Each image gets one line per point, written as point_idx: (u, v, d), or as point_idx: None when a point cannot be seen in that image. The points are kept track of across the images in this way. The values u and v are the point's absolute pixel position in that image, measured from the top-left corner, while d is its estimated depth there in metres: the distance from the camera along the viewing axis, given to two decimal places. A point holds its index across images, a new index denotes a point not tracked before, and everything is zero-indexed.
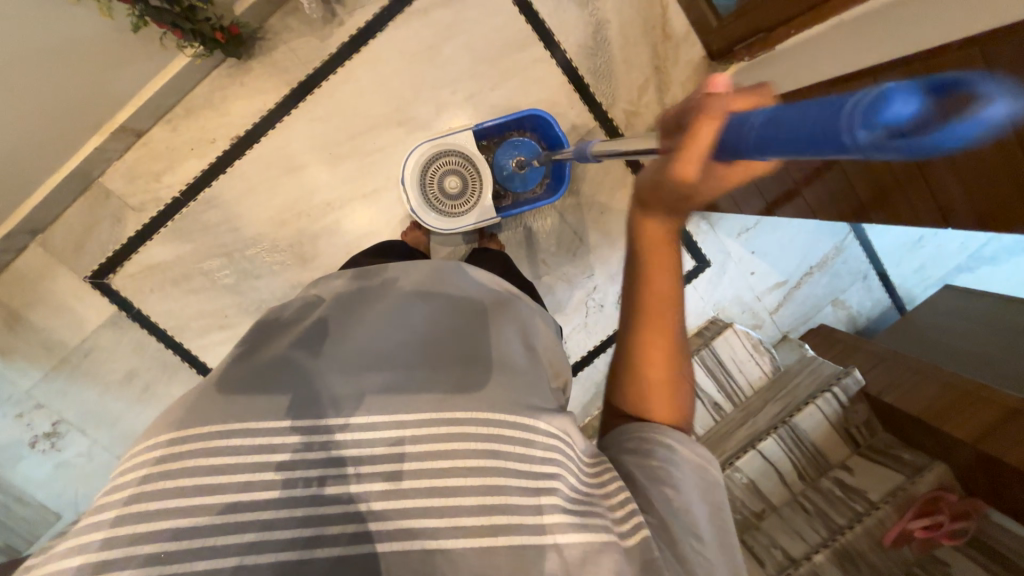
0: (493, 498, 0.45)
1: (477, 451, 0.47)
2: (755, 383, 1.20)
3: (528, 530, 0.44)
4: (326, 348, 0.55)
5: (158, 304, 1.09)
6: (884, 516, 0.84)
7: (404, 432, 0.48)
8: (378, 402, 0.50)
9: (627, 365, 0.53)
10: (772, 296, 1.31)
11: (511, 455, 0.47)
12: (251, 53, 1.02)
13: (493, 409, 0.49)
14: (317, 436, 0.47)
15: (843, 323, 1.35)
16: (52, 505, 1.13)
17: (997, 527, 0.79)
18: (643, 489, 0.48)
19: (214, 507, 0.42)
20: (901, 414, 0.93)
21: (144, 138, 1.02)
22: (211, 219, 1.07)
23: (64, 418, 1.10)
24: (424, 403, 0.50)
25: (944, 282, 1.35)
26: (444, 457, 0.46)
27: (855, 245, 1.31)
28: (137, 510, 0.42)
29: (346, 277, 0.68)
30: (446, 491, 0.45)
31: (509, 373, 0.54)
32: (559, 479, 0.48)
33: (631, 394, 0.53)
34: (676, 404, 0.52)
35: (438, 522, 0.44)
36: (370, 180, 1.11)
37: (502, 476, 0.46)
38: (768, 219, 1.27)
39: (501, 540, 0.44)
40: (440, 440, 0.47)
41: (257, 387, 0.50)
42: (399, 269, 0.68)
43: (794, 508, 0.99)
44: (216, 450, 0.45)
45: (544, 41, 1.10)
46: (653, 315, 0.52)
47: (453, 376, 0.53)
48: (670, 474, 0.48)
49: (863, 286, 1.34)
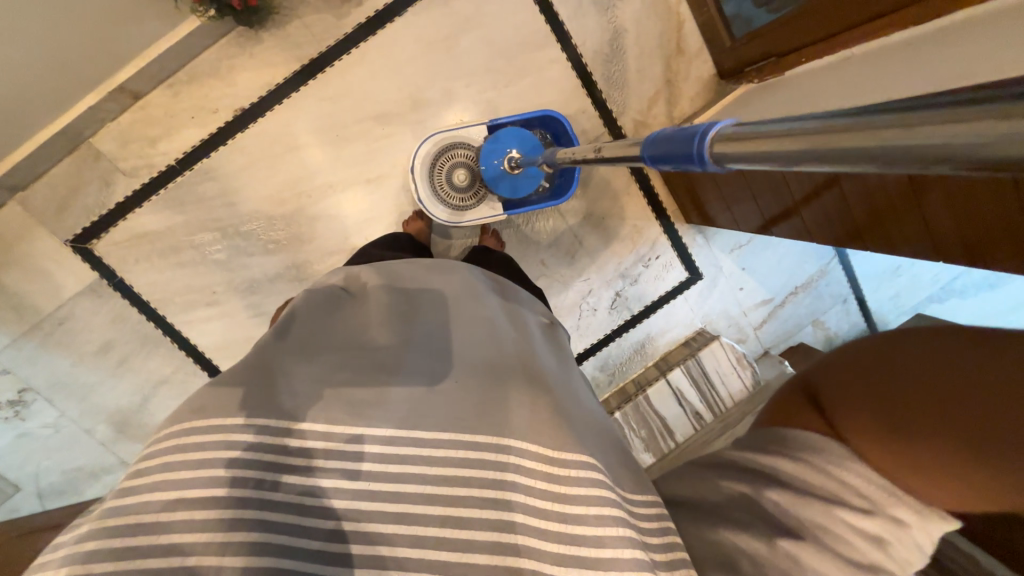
0: (507, 535, 0.48)
1: (493, 481, 0.50)
2: (735, 395, 1.26)
3: (546, 557, 0.48)
4: (355, 354, 0.59)
5: (143, 275, 1.05)
6: None
7: (424, 453, 0.50)
8: (393, 415, 0.53)
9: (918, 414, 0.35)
10: (758, 312, 1.36)
11: (529, 488, 0.51)
12: (264, 25, 0.99)
13: (513, 436, 0.53)
14: (282, 437, 0.48)
15: (820, 343, 1.41)
16: (11, 476, 1.08)
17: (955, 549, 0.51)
18: (786, 542, 0.42)
19: (172, 501, 0.43)
20: None
21: (141, 101, 0.98)
22: (207, 191, 1.03)
23: (31, 386, 1.05)
24: (444, 422, 0.53)
25: (915, 311, 1.41)
26: (463, 484, 0.49)
27: (838, 268, 1.37)
28: (152, 492, 0.43)
29: (374, 275, 0.71)
30: (463, 524, 0.47)
31: (534, 400, 0.58)
32: (575, 503, 0.50)
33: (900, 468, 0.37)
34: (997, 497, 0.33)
35: (445, 555, 0.46)
36: (377, 165, 1.09)
37: (518, 512, 0.49)
38: (760, 238, 1.31)
39: (510, 561, 0.47)
40: (457, 463, 0.51)
41: (261, 381, 0.52)
42: (426, 278, 0.71)
43: None
44: (220, 441, 0.46)
45: (561, 42, 1.11)
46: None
47: (475, 397, 0.56)
48: (850, 550, 0.39)
49: (842, 308, 1.41)
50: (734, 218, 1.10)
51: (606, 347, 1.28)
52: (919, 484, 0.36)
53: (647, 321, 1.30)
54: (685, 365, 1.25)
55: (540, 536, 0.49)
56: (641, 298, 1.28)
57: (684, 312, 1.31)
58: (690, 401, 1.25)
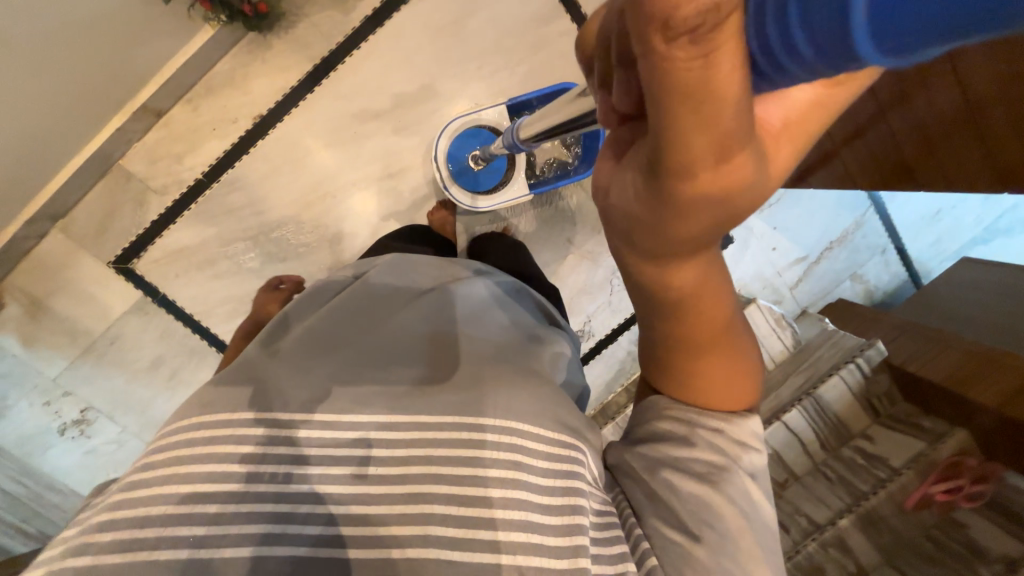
0: (514, 511, 0.46)
1: (501, 461, 0.48)
2: (777, 356, 1.29)
3: (549, 530, 0.46)
4: (353, 348, 0.59)
5: (184, 290, 1.08)
6: (906, 481, 0.95)
7: (431, 433, 0.50)
8: (401, 400, 0.53)
9: (684, 362, 0.42)
10: (793, 271, 1.33)
11: (535, 467, 0.49)
12: (273, 29, 0.99)
13: (518, 418, 0.51)
14: (280, 432, 0.49)
15: (860, 297, 1.38)
16: (84, 491, 1.13)
17: (1012, 488, 0.87)
18: (664, 473, 0.46)
19: (173, 495, 0.45)
20: (926, 384, 1.02)
21: (164, 118, 1.00)
22: (235, 202, 1.05)
23: (92, 405, 1.10)
24: (449, 407, 0.52)
25: (959, 255, 1.38)
26: (466, 463, 0.48)
27: (874, 219, 1.33)
28: (164, 481, 0.46)
29: (379, 266, 0.72)
30: (470, 501, 0.46)
31: (533, 382, 0.55)
32: (579, 478, 0.50)
33: (687, 387, 0.44)
34: (739, 386, 0.44)
35: (454, 531, 0.46)
36: (395, 159, 1.09)
37: (525, 489, 0.47)
38: (791, 193, 1.28)
39: (504, 535, 0.45)
40: (461, 445, 0.49)
41: (284, 377, 0.54)
42: (430, 276, 0.72)
43: (815, 476, 1.12)
44: (221, 437, 0.48)
45: (570, 12, 1.08)
46: (668, 108, 0.19)
47: (478, 381, 0.55)
48: (703, 472, 0.45)
49: (881, 260, 1.37)
50: None
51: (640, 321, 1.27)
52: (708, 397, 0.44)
53: None
54: None
55: (545, 511, 0.47)
56: None
57: None
58: None
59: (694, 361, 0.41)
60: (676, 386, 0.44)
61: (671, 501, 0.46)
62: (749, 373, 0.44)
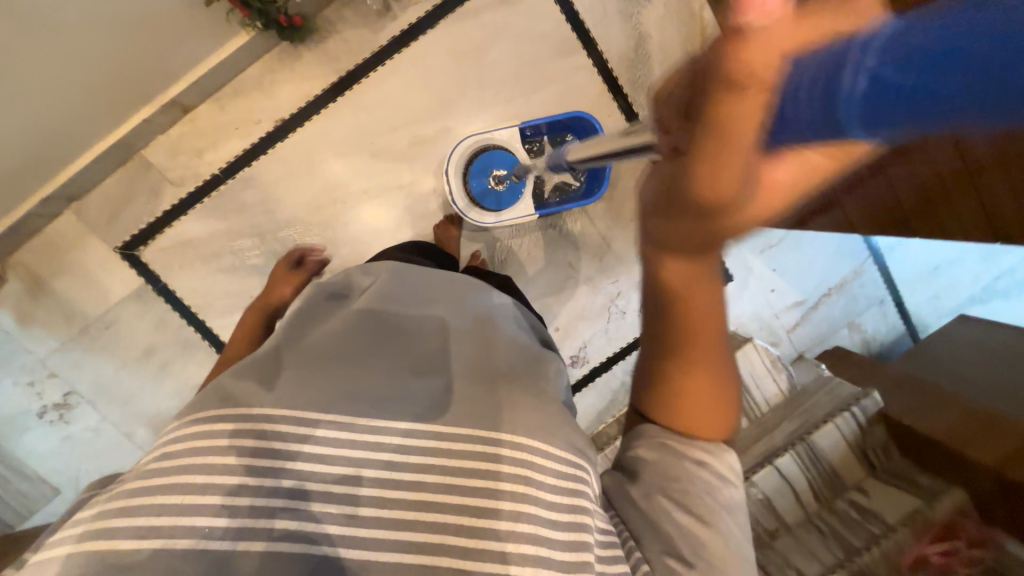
0: (523, 526, 0.44)
1: (511, 475, 0.46)
2: (772, 400, 1.26)
3: (558, 544, 0.44)
4: (365, 359, 0.57)
5: (186, 281, 1.08)
6: (901, 538, 0.91)
7: (442, 447, 0.48)
8: (411, 408, 0.51)
9: (682, 396, 0.44)
10: (790, 315, 1.34)
11: (543, 482, 0.47)
12: (303, 41, 1.04)
13: (528, 433, 0.49)
14: (268, 446, 0.46)
15: (858, 346, 1.38)
16: (53, 480, 1.10)
17: (1013, 557, 0.85)
18: (661, 497, 0.45)
19: (161, 529, 0.40)
20: (922, 438, 1.01)
21: (190, 114, 1.04)
22: (247, 199, 1.08)
23: (76, 390, 1.08)
24: (463, 420, 0.50)
25: (958, 312, 1.38)
26: (475, 475, 0.46)
27: (873, 269, 1.35)
28: (176, 473, 0.43)
29: (383, 275, 0.70)
30: (479, 512, 0.45)
31: (546, 401, 0.54)
32: (587, 494, 0.48)
33: (671, 405, 0.45)
34: (722, 415, 0.45)
35: (465, 542, 0.43)
36: (408, 172, 1.12)
37: (533, 505, 0.45)
38: (792, 237, 1.31)
39: (514, 552, 0.43)
40: (473, 458, 0.47)
41: (296, 381, 0.52)
42: (438, 284, 0.70)
43: (807, 529, 1.08)
44: (209, 460, 0.44)
45: (587, 49, 1.14)
46: (716, 128, 0.35)
47: (494, 398, 0.52)
48: (699, 503, 0.43)
49: (879, 310, 1.38)
50: None
51: (634, 352, 1.26)
52: (691, 422, 0.44)
53: None
54: None
55: (554, 526, 0.45)
56: None
57: None
58: None
59: (683, 376, 0.43)
60: (661, 402, 0.46)
61: (671, 526, 0.44)
62: (728, 412, 0.45)
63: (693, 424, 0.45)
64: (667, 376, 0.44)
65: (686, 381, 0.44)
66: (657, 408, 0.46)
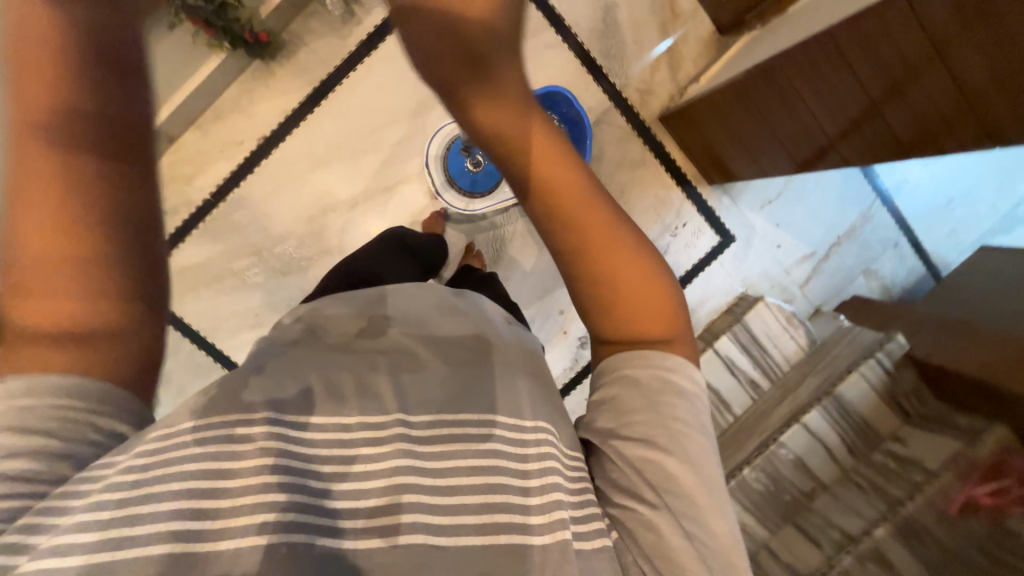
0: (494, 496, 0.42)
1: (478, 449, 0.44)
2: (792, 357, 1.21)
3: (526, 510, 0.42)
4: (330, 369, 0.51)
5: (193, 306, 1.11)
6: (944, 484, 0.87)
7: (457, 443, 0.45)
8: (378, 393, 0.48)
9: (586, 263, 0.45)
10: (801, 269, 1.30)
11: (507, 451, 0.45)
12: (274, 57, 1.06)
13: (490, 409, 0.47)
14: (302, 463, 0.40)
15: (876, 293, 1.33)
16: None
17: None
18: (616, 441, 0.45)
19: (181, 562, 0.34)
20: (954, 377, 0.95)
21: (176, 143, 1.07)
22: (240, 219, 1.10)
23: None
24: (427, 404, 0.48)
25: (979, 245, 1.33)
26: (451, 456, 0.44)
27: (883, 211, 1.30)
28: (152, 483, 0.35)
29: (349, 302, 0.64)
30: (451, 490, 0.42)
31: (517, 379, 0.52)
32: (557, 459, 0.45)
33: (620, 319, 0.46)
34: (662, 303, 0.46)
35: (481, 539, 0.41)
36: (392, 173, 1.13)
37: (501, 475, 0.43)
38: (792, 189, 1.27)
39: (492, 527, 0.41)
40: (445, 440, 0.45)
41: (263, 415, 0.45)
42: (406, 297, 0.64)
43: (845, 485, 1.04)
44: (242, 479, 0.37)
45: (555, 27, 1.14)
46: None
47: (467, 388, 0.50)
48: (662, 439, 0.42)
49: (895, 253, 1.32)
50: (763, 169, 1.06)
51: None
52: (641, 321, 0.46)
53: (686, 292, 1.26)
54: (733, 331, 1.19)
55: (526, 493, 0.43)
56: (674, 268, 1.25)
57: (721, 278, 1.27)
58: (744, 369, 1.21)
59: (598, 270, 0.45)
60: (606, 312, 0.46)
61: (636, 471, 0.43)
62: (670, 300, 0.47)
63: (645, 322, 0.46)
64: (590, 274, 0.45)
65: (607, 273, 0.45)
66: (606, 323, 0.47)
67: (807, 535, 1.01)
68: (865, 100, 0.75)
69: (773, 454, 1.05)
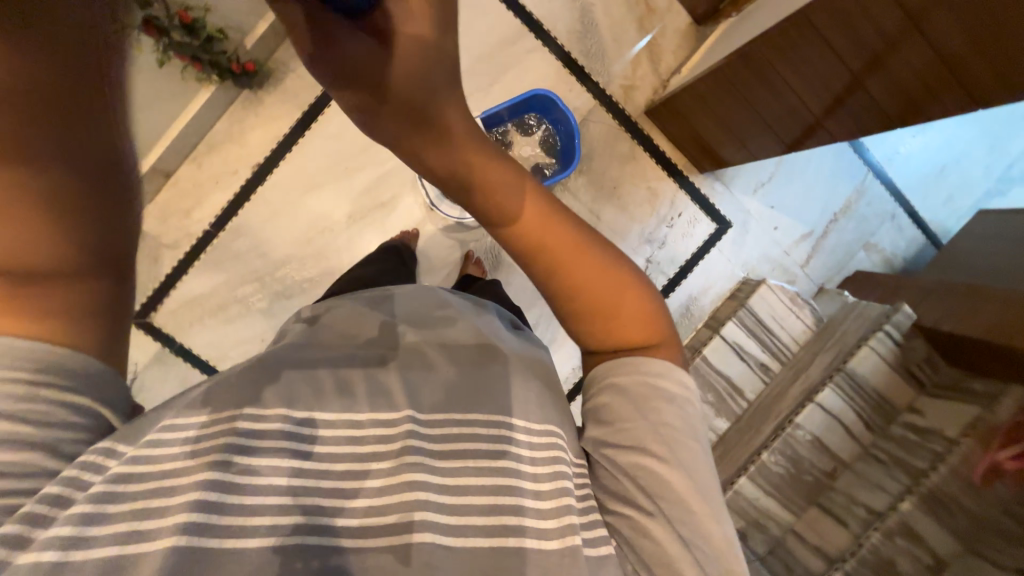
0: (504, 498, 0.43)
1: (487, 450, 0.45)
2: (800, 338, 1.20)
3: (535, 513, 0.43)
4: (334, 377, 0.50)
5: (200, 337, 1.12)
6: (967, 450, 0.86)
7: (469, 445, 0.45)
8: (386, 398, 0.48)
9: (558, 276, 0.47)
10: (801, 249, 1.30)
11: (517, 454, 0.45)
12: (262, 85, 1.08)
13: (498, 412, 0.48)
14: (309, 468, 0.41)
15: (879, 266, 1.33)
16: None
17: None
18: (609, 450, 0.46)
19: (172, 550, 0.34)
20: (967, 342, 0.94)
21: (172, 177, 1.08)
22: (240, 247, 1.11)
23: None
24: (437, 406, 0.48)
25: (977, 209, 1.33)
26: (463, 459, 0.44)
27: (877, 184, 1.30)
28: (154, 477, 0.37)
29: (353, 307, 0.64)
30: (462, 491, 0.43)
31: (525, 379, 0.52)
32: (564, 461, 0.46)
33: (607, 331, 0.48)
34: (642, 307, 0.49)
35: (491, 541, 0.41)
36: (386, 189, 1.14)
37: (512, 477, 0.44)
38: (783, 170, 1.27)
39: (504, 529, 0.42)
40: (455, 441, 0.46)
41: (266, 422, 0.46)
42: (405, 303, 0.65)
43: (866, 461, 1.04)
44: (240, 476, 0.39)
45: (535, 32, 1.15)
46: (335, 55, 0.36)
47: (473, 388, 0.50)
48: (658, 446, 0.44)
49: (893, 225, 1.32)
50: (753, 152, 1.06)
51: None
52: (626, 328, 0.48)
53: (687, 281, 1.26)
54: (739, 317, 1.17)
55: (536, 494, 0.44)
56: (674, 259, 1.25)
57: (722, 265, 1.27)
58: (753, 353, 1.19)
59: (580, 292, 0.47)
60: (593, 327, 0.49)
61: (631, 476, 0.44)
62: (646, 300, 0.50)
63: (631, 328, 0.49)
64: (575, 295, 0.47)
65: (590, 290, 0.47)
66: (596, 337, 0.49)
67: (832, 516, 1.01)
68: (848, 75, 0.76)
69: (790, 437, 1.04)
